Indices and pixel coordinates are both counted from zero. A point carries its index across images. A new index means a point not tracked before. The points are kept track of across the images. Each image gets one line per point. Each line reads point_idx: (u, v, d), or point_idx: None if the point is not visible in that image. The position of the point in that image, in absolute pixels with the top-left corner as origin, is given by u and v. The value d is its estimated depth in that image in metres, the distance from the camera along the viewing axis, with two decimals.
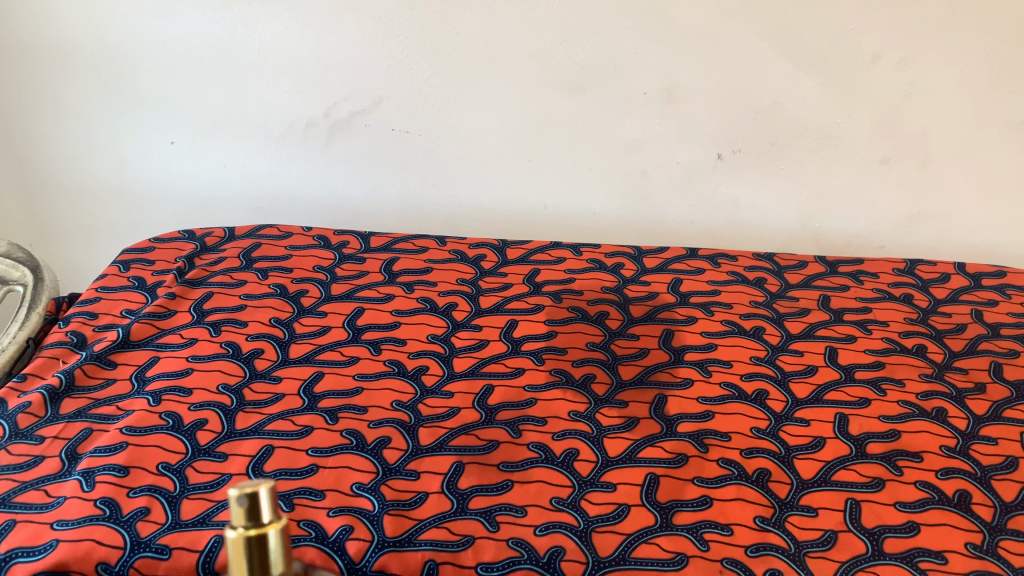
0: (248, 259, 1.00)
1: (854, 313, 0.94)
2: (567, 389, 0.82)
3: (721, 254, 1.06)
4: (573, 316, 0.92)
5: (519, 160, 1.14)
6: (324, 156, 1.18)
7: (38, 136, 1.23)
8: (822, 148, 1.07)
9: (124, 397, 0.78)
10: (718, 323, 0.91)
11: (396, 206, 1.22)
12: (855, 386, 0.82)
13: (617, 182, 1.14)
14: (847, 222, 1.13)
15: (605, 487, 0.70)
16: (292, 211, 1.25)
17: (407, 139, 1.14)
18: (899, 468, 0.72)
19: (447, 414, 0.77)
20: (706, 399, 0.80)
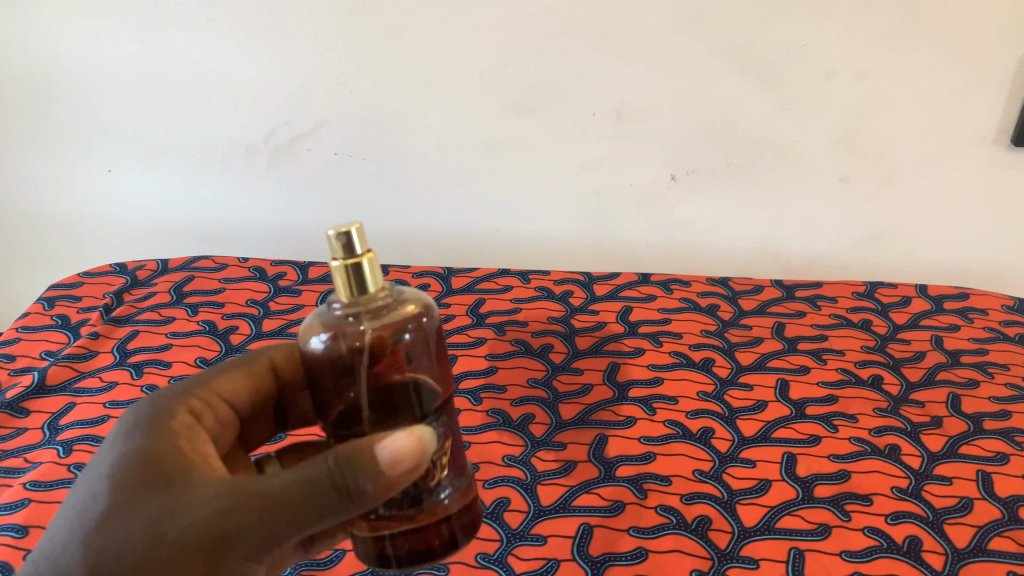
0: (179, 294, 0.96)
1: (810, 341, 0.90)
2: (503, 431, 0.77)
3: (674, 280, 1.01)
4: (516, 349, 0.87)
5: (468, 183, 1.10)
6: (266, 181, 1.14)
7: None
8: (783, 167, 1.03)
9: (33, 448, 0.73)
10: (666, 355, 0.87)
11: (344, 233, 1.18)
12: (805, 422, 0.78)
13: (569, 203, 1.10)
14: (808, 242, 1.10)
15: (536, 541, 0.66)
16: (237, 236, 1.22)
17: (352, 162, 1.11)
18: (846, 513, 0.69)
19: None
20: (648, 439, 0.76)
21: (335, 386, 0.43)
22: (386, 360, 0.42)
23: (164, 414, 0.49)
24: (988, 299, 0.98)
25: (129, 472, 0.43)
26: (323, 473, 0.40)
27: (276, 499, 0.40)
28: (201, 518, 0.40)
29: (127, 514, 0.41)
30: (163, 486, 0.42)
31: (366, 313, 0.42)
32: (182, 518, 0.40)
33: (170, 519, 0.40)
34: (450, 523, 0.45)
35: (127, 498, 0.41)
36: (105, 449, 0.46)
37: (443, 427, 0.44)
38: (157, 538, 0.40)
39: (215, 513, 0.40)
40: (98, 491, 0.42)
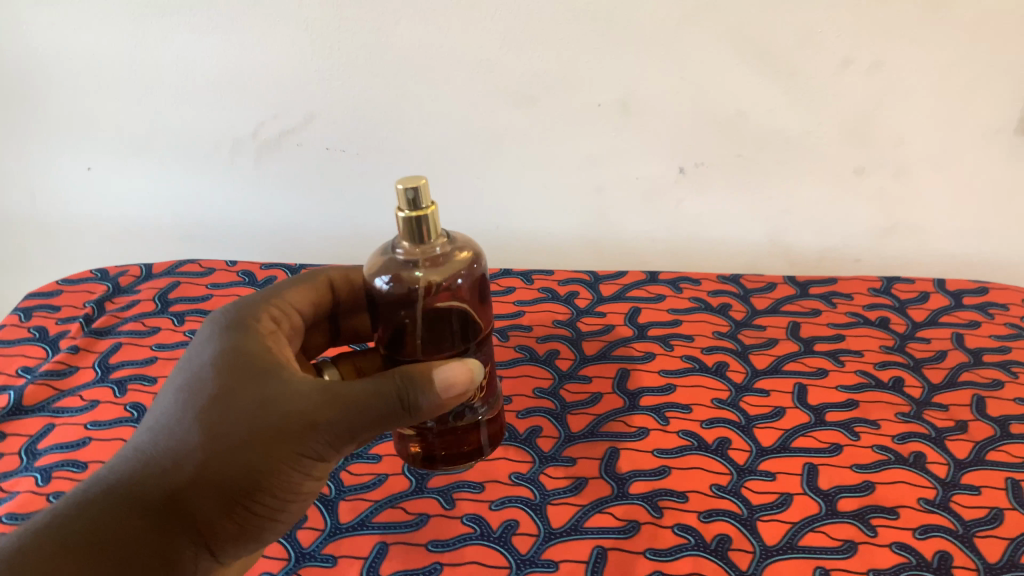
0: (164, 301, 0.92)
1: (827, 342, 0.86)
2: (509, 447, 0.73)
3: (682, 277, 0.97)
4: (521, 356, 0.84)
5: (468, 177, 1.07)
6: (256, 178, 1.10)
7: None
8: (788, 158, 1.00)
9: (8, 476, 0.68)
10: (678, 360, 0.83)
11: (339, 231, 1.15)
12: (825, 430, 0.74)
13: (571, 200, 1.07)
14: (817, 235, 1.06)
15: (546, 566, 0.62)
16: (228, 234, 1.19)
17: (345, 157, 1.06)
18: (873, 528, 0.65)
19: (372, 483, 0.70)
20: (662, 452, 0.72)
21: (397, 317, 0.55)
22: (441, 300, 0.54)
23: (255, 322, 0.59)
24: (1009, 294, 0.93)
25: (236, 368, 0.53)
26: (398, 384, 0.51)
27: (359, 402, 0.51)
28: (298, 410, 0.50)
29: (236, 400, 0.51)
30: (268, 381, 0.52)
31: (428, 261, 0.53)
32: (284, 408, 0.51)
33: (275, 408, 0.50)
34: (482, 427, 0.59)
35: (237, 387, 0.52)
36: (212, 345, 0.56)
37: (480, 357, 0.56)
38: (263, 423, 0.50)
39: (310, 407, 0.51)
40: (212, 379, 0.53)
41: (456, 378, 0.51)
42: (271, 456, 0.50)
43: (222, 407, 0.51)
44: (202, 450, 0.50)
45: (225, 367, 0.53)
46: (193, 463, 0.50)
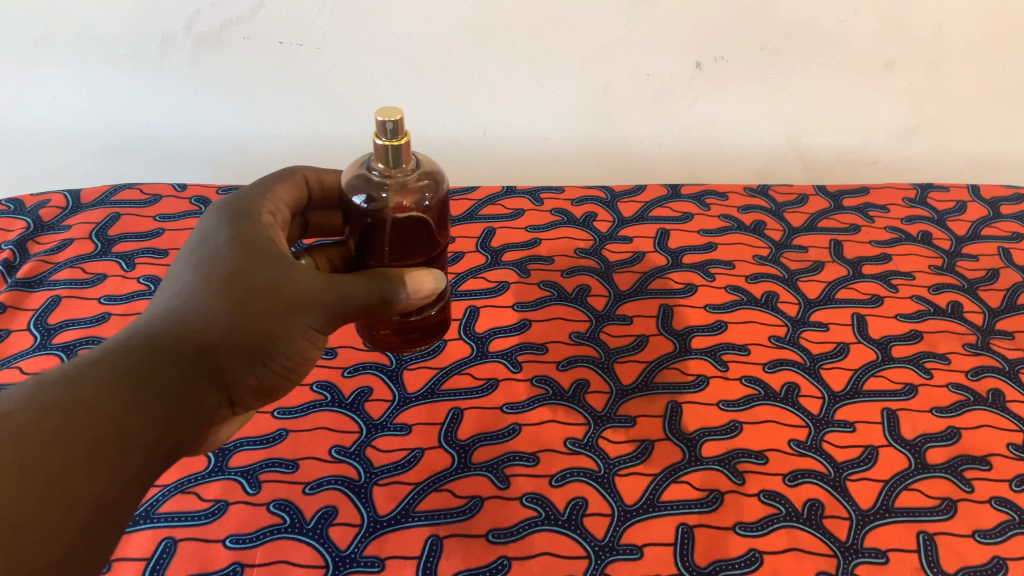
0: (104, 240, 0.75)
1: (874, 264, 0.79)
2: (556, 407, 0.63)
3: (707, 191, 0.87)
4: (548, 295, 0.73)
5: (451, 75, 0.89)
6: (192, 81, 0.90)
7: None
8: (817, 49, 0.88)
9: None
10: (722, 292, 0.75)
11: (294, 140, 0.97)
12: (896, 368, 0.68)
13: (572, 100, 0.93)
14: (837, 137, 0.98)
15: (629, 553, 0.54)
16: (156, 145, 0.99)
17: (303, 53, 0.86)
18: (968, 483, 0.60)
19: (408, 461, 0.59)
20: (728, 404, 0.65)
21: (359, 229, 0.48)
22: (408, 220, 0.46)
23: (259, 201, 0.52)
24: None
25: (242, 241, 0.47)
26: (384, 279, 0.47)
27: (357, 284, 0.47)
28: (303, 290, 0.46)
29: (245, 274, 0.45)
30: (275, 259, 0.47)
31: (394, 179, 0.45)
32: (290, 286, 0.46)
33: (281, 286, 0.46)
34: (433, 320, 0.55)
35: (242, 260, 0.46)
36: (209, 221, 0.49)
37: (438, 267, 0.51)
38: (269, 299, 0.45)
39: (316, 289, 0.46)
40: (214, 252, 0.47)
41: (428, 278, 0.48)
42: (273, 336, 0.46)
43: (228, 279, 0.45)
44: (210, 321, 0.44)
45: (231, 241, 0.47)
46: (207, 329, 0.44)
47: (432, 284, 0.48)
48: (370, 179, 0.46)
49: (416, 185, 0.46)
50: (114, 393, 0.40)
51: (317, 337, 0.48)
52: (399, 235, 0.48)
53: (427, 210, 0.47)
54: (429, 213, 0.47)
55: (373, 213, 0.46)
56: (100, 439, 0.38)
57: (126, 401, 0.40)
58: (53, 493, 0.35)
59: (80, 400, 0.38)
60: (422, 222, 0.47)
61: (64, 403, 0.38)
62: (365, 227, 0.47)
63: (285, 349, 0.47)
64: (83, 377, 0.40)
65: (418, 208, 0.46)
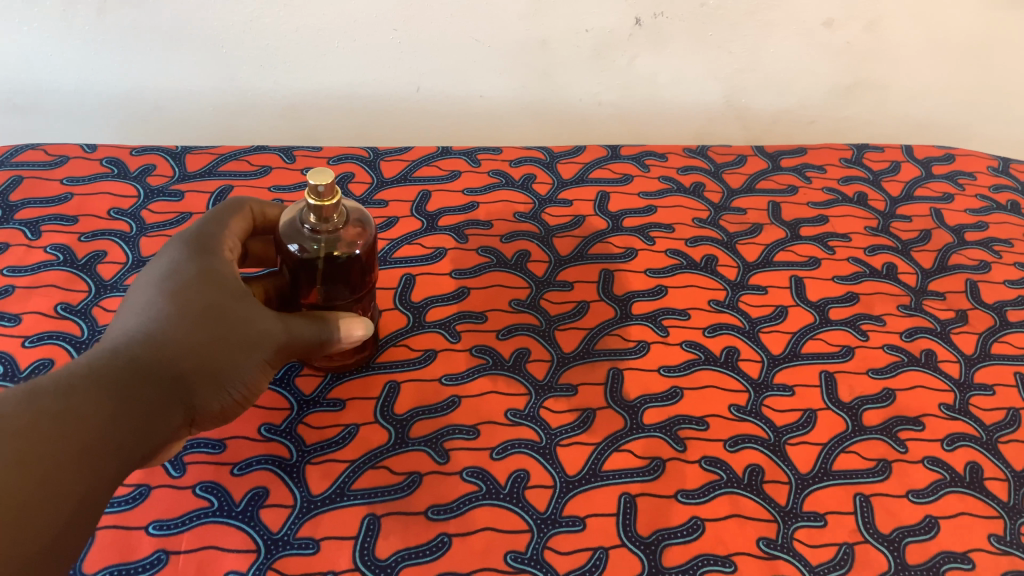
0: (5, 206, 0.69)
1: (812, 225, 0.78)
2: (496, 377, 0.62)
3: (647, 151, 0.85)
4: (487, 261, 0.71)
5: (381, 27, 0.85)
6: (100, 32, 0.83)
7: None
8: (757, 6, 0.86)
9: None
10: (663, 255, 0.74)
11: (215, 97, 0.91)
12: (833, 331, 0.68)
13: (508, 54, 0.89)
14: (774, 96, 0.97)
15: (572, 525, 0.53)
16: (61, 100, 0.91)
17: (219, 1, 0.80)
18: (902, 444, 0.61)
19: (343, 438, 0.57)
20: (669, 370, 0.64)
21: (299, 269, 0.54)
22: (340, 264, 0.54)
23: (221, 231, 0.53)
24: (974, 160, 0.89)
25: (210, 273, 0.49)
26: (325, 321, 0.51)
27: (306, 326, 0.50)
28: (263, 329, 0.48)
29: (212, 306, 0.47)
30: (239, 294, 0.49)
31: (326, 234, 0.53)
32: (253, 323, 0.48)
33: (245, 323, 0.48)
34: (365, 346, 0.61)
35: (210, 291, 0.47)
36: (175, 247, 0.50)
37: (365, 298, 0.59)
38: (234, 335, 0.47)
39: (277, 328, 0.49)
40: (180, 283, 0.48)
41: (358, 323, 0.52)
42: (235, 369, 0.48)
43: (197, 311, 0.47)
44: (176, 351, 0.45)
45: (199, 272, 0.49)
46: (175, 358, 0.45)
47: (364, 330, 0.52)
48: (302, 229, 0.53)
49: (348, 234, 0.54)
50: (92, 411, 0.41)
51: (271, 371, 0.50)
52: (332, 273, 0.55)
53: (358, 255, 0.55)
54: (360, 256, 0.55)
55: (307, 260, 0.53)
56: (76, 455, 0.39)
57: (103, 418, 0.41)
58: (33, 503, 0.37)
59: (61, 413, 0.40)
60: (353, 264, 0.55)
61: (48, 412, 0.39)
62: (299, 270, 0.54)
63: (245, 383, 0.49)
64: (65, 391, 0.41)
65: (349, 255, 0.54)
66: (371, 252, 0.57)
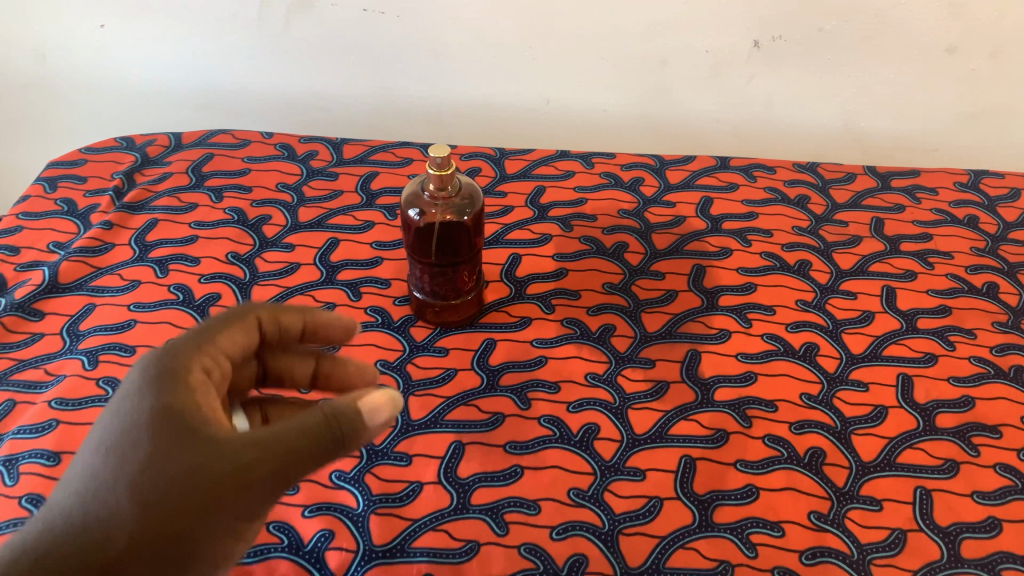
0: (198, 175, 0.84)
1: (913, 241, 0.80)
2: (582, 345, 0.69)
3: (756, 164, 0.90)
4: (587, 249, 0.78)
5: (517, 44, 0.95)
6: (285, 43, 0.99)
7: None
8: (874, 32, 0.89)
9: (52, 357, 0.66)
10: (757, 257, 0.78)
11: (373, 101, 1.05)
12: (918, 338, 0.70)
13: (633, 71, 0.97)
14: (894, 120, 0.99)
15: (633, 475, 0.59)
16: (250, 100, 1.08)
17: (381, 19, 0.94)
18: (974, 447, 0.62)
19: (442, 378, 0.66)
20: (746, 356, 0.68)
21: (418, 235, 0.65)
22: (450, 229, 0.64)
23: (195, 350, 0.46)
24: None
25: (167, 414, 0.41)
26: (332, 424, 0.43)
27: (297, 451, 0.41)
28: (233, 479, 0.40)
29: (158, 460, 0.39)
30: (206, 436, 0.41)
31: (441, 201, 0.63)
32: (221, 469, 0.40)
33: (207, 474, 0.40)
34: (474, 306, 0.71)
35: (161, 442, 0.40)
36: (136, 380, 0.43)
37: (474, 266, 0.68)
38: (190, 494, 0.39)
39: (251, 471, 0.40)
40: (131, 435, 0.41)
41: (383, 404, 0.45)
42: (201, 533, 0.40)
43: (143, 476, 0.39)
44: (110, 538, 0.38)
45: (157, 413, 0.41)
46: (108, 545, 0.38)
47: (386, 413, 0.46)
48: (423, 197, 0.64)
49: (459, 203, 0.64)
50: None
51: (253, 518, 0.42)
52: (446, 240, 0.65)
53: (466, 222, 0.64)
54: (470, 227, 0.65)
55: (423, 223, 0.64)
56: None
57: None
58: None
59: None
60: (461, 230, 0.65)
61: None
62: (416, 233, 0.65)
63: (217, 541, 0.41)
64: None
65: (458, 221, 0.64)
66: (479, 225, 0.66)
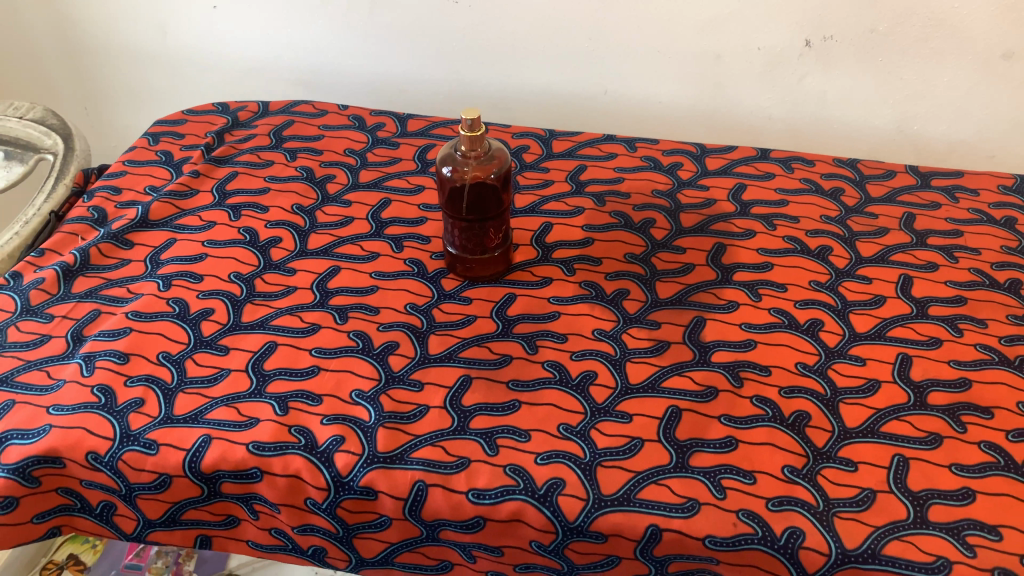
0: (278, 138, 0.96)
1: (941, 236, 0.81)
2: (595, 305, 0.74)
3: (795, 157, 0.94)
4: (616, 222, 0.84)
5: (577, 36, 1.02)
6: (368, 28, 1.09)
7: (88, 19, 1.20)
8: (929, 33, 0.91)
9: (136, 279, 0.77)
10: (778, 240, 0.81)
11: (444, 86, 1.14)
12: (926, 323, 0.71)
13: (686, 66, 1.02)
14: (949, 126, 1.00)
15: (620, 418, 0.63)
16: (336, 81, 1.19)
17: (455, 9, 1.03)
18: (962, 425, 0.63)
19: (462, 322, 0.73)
20: (750, 326, 0.72)
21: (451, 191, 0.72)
22: (479, 185, 0.72)
23: None
24: None
25: None
26: None
27: None
28: None
29: None
30: None
31: (471, 158, 0.70)
32: None
33: None
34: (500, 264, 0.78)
35: None
36: None
37: (500, 224, 0.75)
38: None
39: None
40: None
41: None
42: None
43: None
44: None
45: None
46: None
47: None
48: (455, 156, 0.71)
49: (487, 161, 0.71)
50: None
51: None
52: (475, 197, 0.72)
53: (493, 178, 0.72)
54: (497, 186, 0.72)
55: (455, 180, 0.71)
56: None
57: None
58: None
59: None
60: (489, 187, 0.72)
61: None
62: (447, 189, 0.72)
63: None
64: None
65: (486, 177, 0.71)
66: (506, 185, 0.73)
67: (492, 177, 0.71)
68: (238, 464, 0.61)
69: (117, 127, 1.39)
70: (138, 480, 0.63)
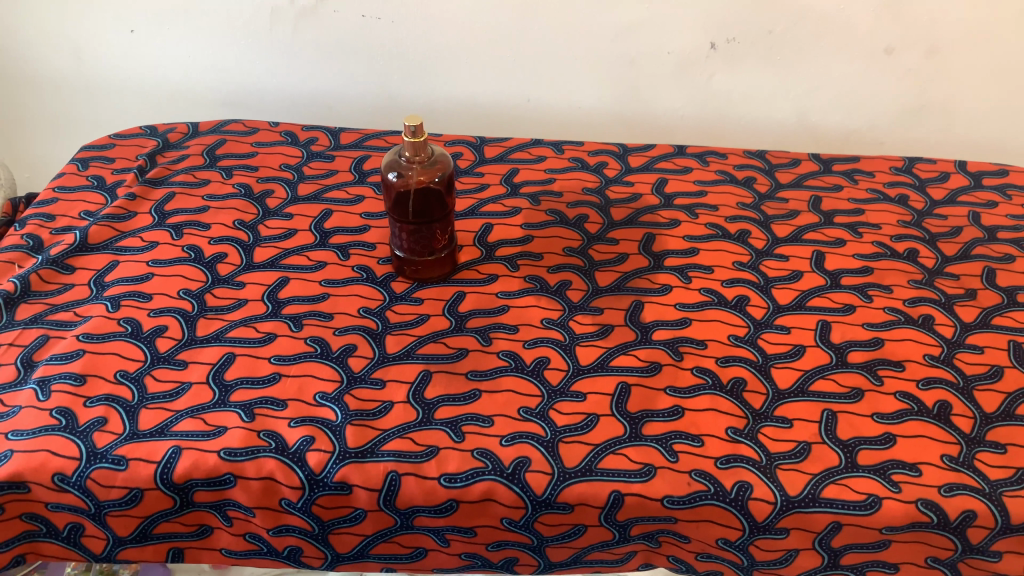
0: (212, 157, 0.97)
1: (845, 215, 0.89)
2: (540, 296, 0.78)
3: (709, 151, 1.01)
4: (551, 220, 0.88)
5: (499, 48, 1.07)
6: (293, 48, 1.11)
7: None
8: (822, 32, 0.99)
9: (82, 302, 0.76)
10: (701, 226, 0.87)
11: (371, 100, 1.17)
12: (839, 292, 0.79)
13: (604, 72, 1.08)
14: (843, 116, 1.10)
15: (575, 397, 0.68)
16: (260, 100, 1.20)
17: (379, 25, 1.06)
18: (879, 378, 0.70)
19: (416, 322, 0.75)
20: (684, 306, 0.77)
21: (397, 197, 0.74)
22: (424, 190, 0.74)
23: None
24: None
25: None
26: None
27: None
28: None
29: None
30: None
31: (416, 163, 0.73)
32: None
33: None
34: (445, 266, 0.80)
35: None
36: None
37: (445, 227, 0.78)
38: None
39: None
40: None
41: None
42: None
43: None
44: None
45: None
46: None
47: None
48: (400, 161, 0.74)
49: (431, 166, 0.74)
50: None
51: None
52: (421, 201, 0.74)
53: (437, 183, 0.74)
54: (442, 190, 0.75)
55: (401, 185, 0.74)
56: None
57: None
58: None
59: None
60: (434, 193, 0.74)
61: None
62: (394, 195, 0.74)
63: None
64: None
65: (431, 182, 0.74)
66: (450, 191, 0.76)
67: (436, 181, 0.74)
68: (211, 470, 0.62)
69: (30, 155, 1.36)
70: (108, 497, 0.63)
